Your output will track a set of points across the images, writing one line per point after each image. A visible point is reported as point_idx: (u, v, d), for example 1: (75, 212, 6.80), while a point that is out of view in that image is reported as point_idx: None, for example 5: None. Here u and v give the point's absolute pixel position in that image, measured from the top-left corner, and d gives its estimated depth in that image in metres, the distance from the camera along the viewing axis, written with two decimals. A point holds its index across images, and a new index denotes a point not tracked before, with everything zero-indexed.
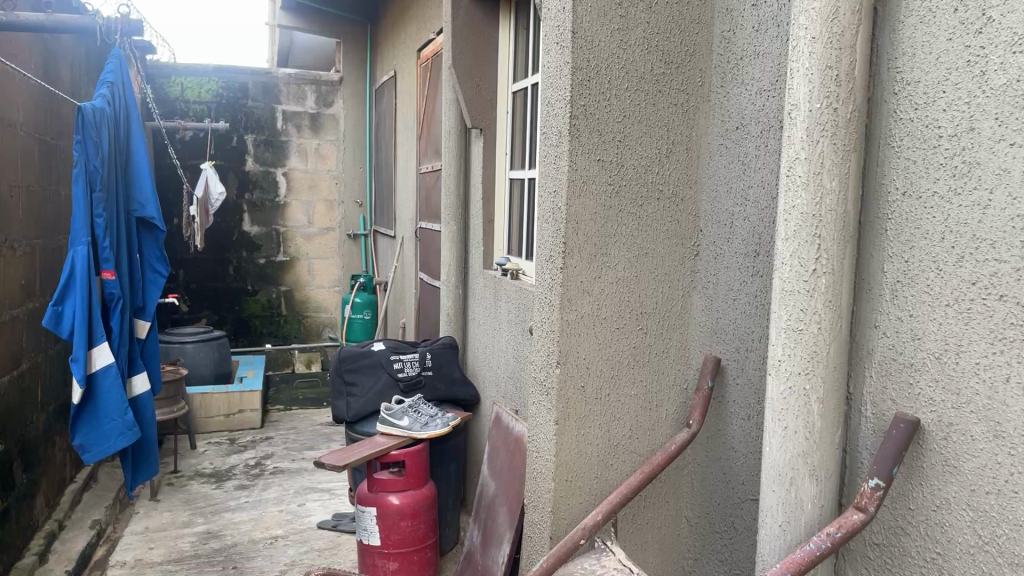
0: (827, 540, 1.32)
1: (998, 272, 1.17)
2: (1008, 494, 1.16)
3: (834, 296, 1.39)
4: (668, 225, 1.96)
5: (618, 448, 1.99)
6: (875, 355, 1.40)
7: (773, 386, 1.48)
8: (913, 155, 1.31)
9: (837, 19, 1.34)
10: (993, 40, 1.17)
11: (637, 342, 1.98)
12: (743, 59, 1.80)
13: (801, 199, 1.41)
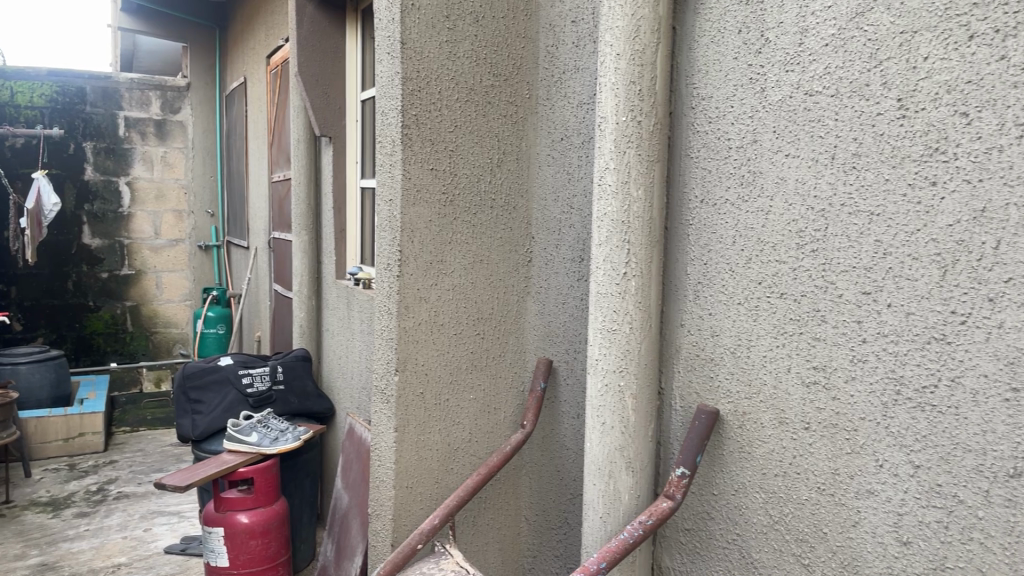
0: (641, 528, 1.40)
1: (779, 271, 1.28)
2: (792, 475, 1.26)
3: (643, 297, 1.49)
4: (502, 233, 2.02)
5: (458, 452, 2.02)
6: (682, 351, 1.51)
7: (592, 384, 1.57)
8: (709, 166, 1.43)
9: (638, 37, 1.44)
10: (771, 59, 1.28)
11: (474, 346, 2.02)
12: (565, 73, 1.89)
13: (611, 206, 1.50)
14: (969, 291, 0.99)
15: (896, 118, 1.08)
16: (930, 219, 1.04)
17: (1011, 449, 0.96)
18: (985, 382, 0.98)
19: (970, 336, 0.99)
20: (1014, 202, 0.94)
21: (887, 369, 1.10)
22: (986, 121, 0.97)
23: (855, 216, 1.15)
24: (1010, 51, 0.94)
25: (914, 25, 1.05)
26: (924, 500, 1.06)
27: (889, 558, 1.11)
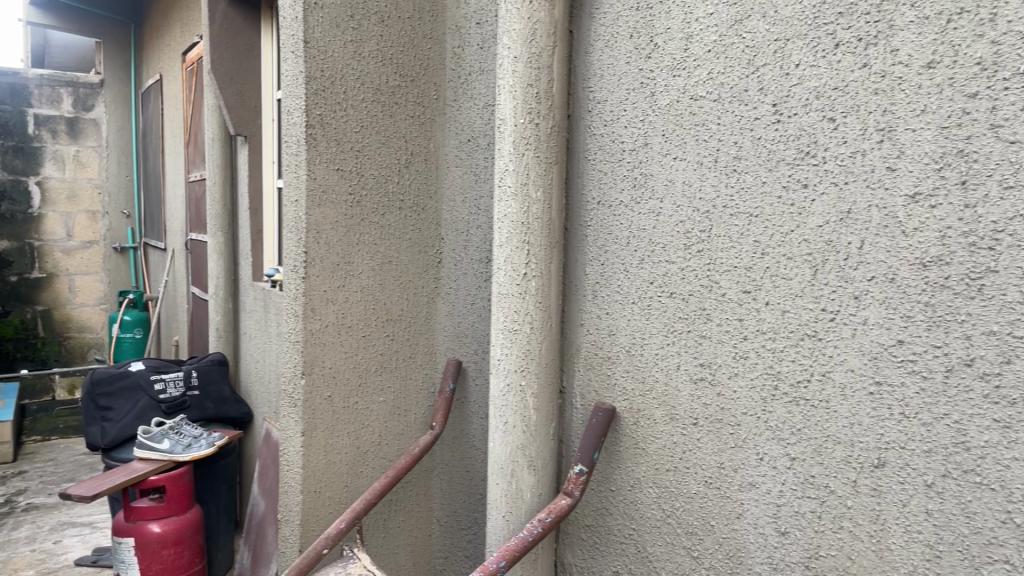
0: (540, 526, 1.42)
1: (668, 272, 1.33)
2: (682, 470, 1.31)
3: (543, 297, 1.51)
4: (410, 234, 1.99)
5: (367, 455, 1.98)
6: (583, 349, 1.54)
7: (495, 384, 1.57)
8: (604, 168, 1.47)
9: (534, 40, 1.45)
10: (660, 64, 1.32)
11: (384, 349, 1.98)
12: (470, 75, 1.91)
13: (511, 208, 1.51)
14: (837, 289, 1.04)
15: (771, 122, 1.13)
16: (802, 220, 1.09)
17: (875, 440, 1.00)
18: (851, 376, 1.03)
19: (838, 333, 1.04)
20: (875, 204, 0.99)
21: (766, 365, 1.15)
22: (851, 127, 1.01)
23: (736, 217, 1.19)
24: (871, 58, 0.99)
25: (787, 33, 1.09)
26: (799, 491, 1.11)
27: (769, 548, 1.16)
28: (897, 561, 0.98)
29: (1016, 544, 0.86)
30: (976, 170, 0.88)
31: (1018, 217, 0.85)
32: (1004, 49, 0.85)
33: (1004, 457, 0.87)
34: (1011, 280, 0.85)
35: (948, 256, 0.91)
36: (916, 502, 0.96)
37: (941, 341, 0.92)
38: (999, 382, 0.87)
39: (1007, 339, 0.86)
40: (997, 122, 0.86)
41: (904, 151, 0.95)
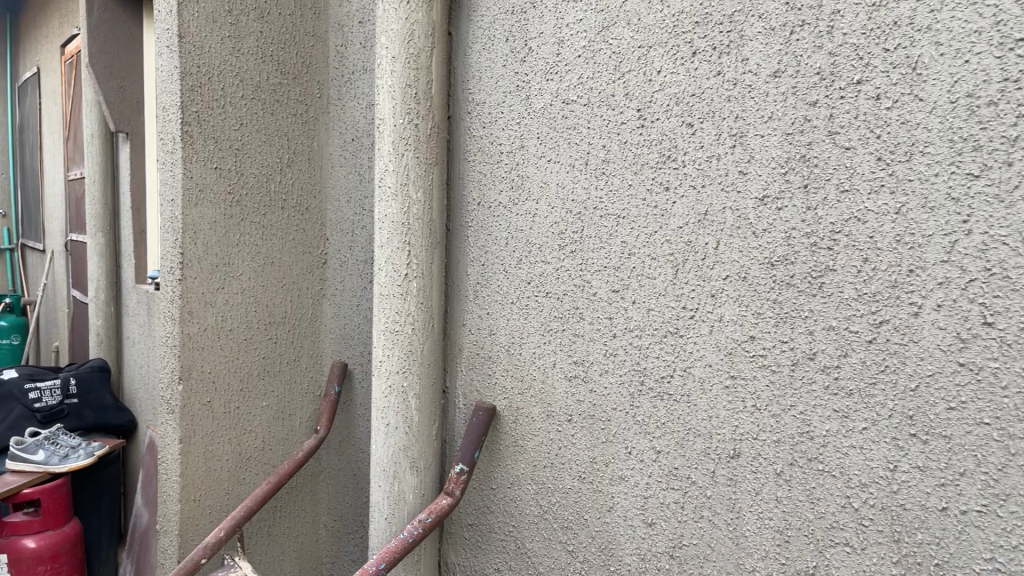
0: (420, 526, 1.41)
1: (544, 272, 1.36)
2: (558, 465, 1.35)
3: (425, 298, 1.50)
4: (294, 234, 1.95)
5: (250, 461, 1.93)
6: (464, 350, 1.56)
7: (376, 386, 1.55)
8: (483, 170, 1.49)
9: (412, 41, 1.45)
10: (534, 67, 1.35)
11: (266, 352, 1.93)
12: (353, 74, 1.90)
13: (391, 209, 1.49)
14: (696, 288, 1.10)
15: (636, 127, 1.18)
16: (664, 221, 1.14)
17: (731, 432, 1.06)
18: (709, 370, 1.09)
19: (698, 329, 1.10)
20: (729, 207, 1.05)
21: (634, 362, 1.21)
22: (707, 132, 1.07)
23: (605, 219, 1.24)
24: (724, 66, 1.04)
25: (650, 40, 1.14)
26: (665, 483, 1.16)
27: (638, 539, 1.21)
28: (750, 547, 1.04)
29: (854, 526, 0.92)
30: (816, 174, 0.94)
31: (853, 219, 0.90)
32: (839, 60, 0.91)
33: (842, 445, 0.92)
34: (847, 278, 0.91)
35: (793, 256, 0.97)
36: (767, 490, 1.02)
37: (788, 336, 0.98)
38: (837, 374, 0.93)
39: (844, 333, 0.92)
40: (834, 129, 0.92)
41: (755, 156, 1.01)
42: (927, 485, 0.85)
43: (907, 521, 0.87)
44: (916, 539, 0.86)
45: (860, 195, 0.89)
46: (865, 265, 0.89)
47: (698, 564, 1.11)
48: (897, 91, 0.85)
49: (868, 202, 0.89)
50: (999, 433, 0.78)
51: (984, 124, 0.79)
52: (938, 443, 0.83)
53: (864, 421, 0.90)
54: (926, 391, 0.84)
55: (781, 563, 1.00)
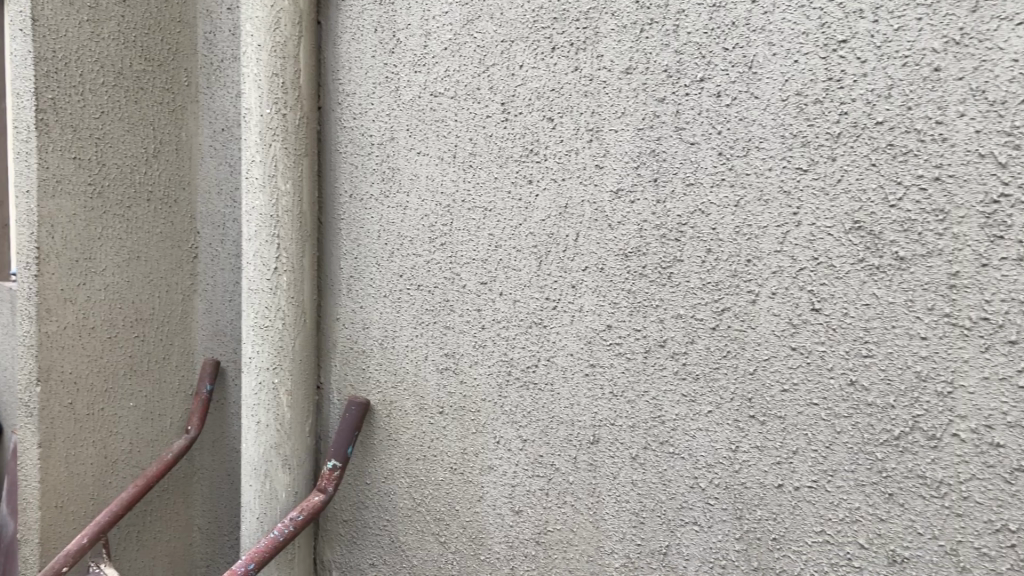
0: (292, 524, 1.38)
1: (415, 265, 1.36)
2: (430, 458, 1.36)
3: (295, 292, 1.47)
4: (161, 228, 1.87)
5: (117, 464, 1.84)
6: (338, 344, 1.53)
7: (245, 383, 1.51)
8: (355, 161, 1.47)
9: (279, 28, 1.42)
10: (402, 59, 1.35)
11: (133, 351, 1.84)
12: (222, 62, 1.85)
13: (259, 200, 1.45)
14: (558, 279, 1.12)
15: (500, 120, 1.19)
16: (527, 214, 1.16)
17: (591, 419, 1.09)
18: (571, 359, 1.11)
19: (560, 320, 1.12)
20: (587, 200, 1.08)
21: (501, 352, 1.22)
22: (566, 126, 1.09)
23: (473, 212, 1.25)
24: (581, 62, 1.06)
25: (512, 35, 1.16)
26: (530, 470, 1.18)
27: (505, 528, 1.23)
28: (609, 530, 1.08)
29: (701, 506, 0.97)
30: (665, 168, 0.98)
31: (698, 211, 0.95)
32: (685, 58, 0.95)
33: (690, 427, 0.97)
34: (693, 268, 0.96)
35: (645, 247, 1.01)
36: (624, 473, 1.05)
37: (641, 324, 1.02)
38: (685, 360, 0.97)
39: (691, 321, 0.96)
40: (680, 125, 0.96)
41: (610, 150, 1.04)
42: (764, 463, 0.90)
43: (747, 498, 0.92)
44: (756, 515, 0.91)
45: (704, 188, 0.94)
46: (709, 255, 0.94)
47: (562, 549, 1.14)
48: (736, 89, 0.90)
49: (710, 195, 0.93)
50: (827, 413, 0.84)
51: (811, 121, 0.84)
52: (774, 424, 0.89)
53: (709, 404, 0.95)
54: (763, 374, 0.90)
55: (637, 544, 1.04)
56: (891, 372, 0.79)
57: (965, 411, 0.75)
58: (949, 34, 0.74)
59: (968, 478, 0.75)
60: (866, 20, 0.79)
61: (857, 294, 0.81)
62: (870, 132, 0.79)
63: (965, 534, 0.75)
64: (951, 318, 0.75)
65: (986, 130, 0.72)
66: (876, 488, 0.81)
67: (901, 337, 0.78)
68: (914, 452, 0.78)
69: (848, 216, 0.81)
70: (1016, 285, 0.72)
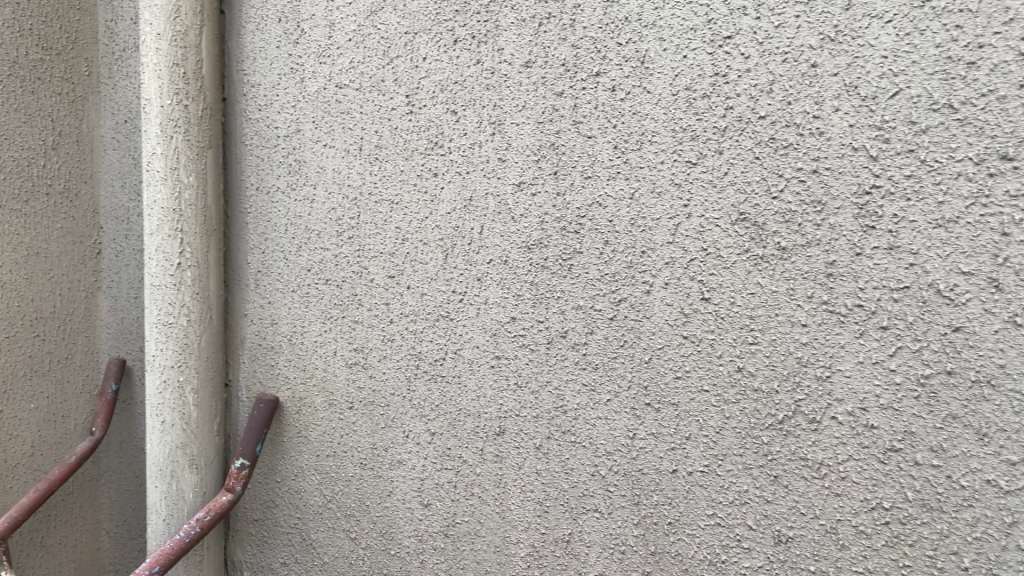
0: (199, 525, 1.35)
1: (323, 259, 1.34)
2: (340, 454, 1.34)
3: (200, 287, 1.44)
4: (62, 222, 1.69)
5: (17, 468, 1.64)
6: (246, 341, 1.49)
7: (149, 382, 1.46)
8: (261, 154, 1.43)
9: (179, 17, 1.38)
10: (307, 50, 1.33)
11: (33, 350, 1.65)
12: (127, 51, 1.69)
13: (160, 194, 1.41)
14: (464, 272, 1.12)
15: (405, 113, 1.18)
16: (433, 207, 1.16)
17: (497, 410, 1.10)
18: (477, 352, 1.12)
19: (466, 313, 1.12)
20: (491, 192, 1.08)
21: (409, 346, 1.21)
22: (469, 119, 1.09)
23: (380, 205, 1.23)
24: (483, 55, 1.07)
25: (415, 27, 1.15)
26: (439, 463, 1.18)
27: (415, 522, 1.23)
28: (514, 520, 1.09)
29: (602, 493, 0.98)
30: (564, 161, 0.99)
31: (595, 204, 0.96)
32: (581, 52, 0.96)
33: (591, 416, 0.99)
34: (591, 260, 0.97)
35: (546, 240, 1.01)
36: (528, 464, 1.06)
37: (543, 316, 1.03)
38: (585, 350, 0.99)
39: (590, 312, 0.98)
40: (578, 118, 0.97)
41: (512, 143, 1.05)
42: (660, 450, 0.92)
43: (644, 484, 0.94)
44: (653, 500, 0.93)
45: (601, 181, 0.95)
46: (606, 246, 0.95)
47: (470, 541, 1.15)
48: (629, 83, 0.92)
49: (607, 188, 0.95)
50: (717, 399, 0.87)
51: (700, 115, 0.86)
52: (668, 411, 0.91)
53: (608, 393, 0.97)
54: (657, 363, 0.92)
55: (541, 533, 1.06)
56: (775, 358, 0.82)
57: (842, 395, 0.78)
58: (825, 31, 0.77)
59: (845, 459, 0.79)
60: (749, 17, 0.81)
61: (743, 283, 0.84)
62: (753, 126, 0.82)
63: (841, 513, 0.79)
64: (829, 305, 0.79)
65: (859, 124, 0.76)
66: (762, 471, 0.84)
67: (783, 324, 0.82)
68: (797, 435, 0.82)
69: (734, 208, 0.84)
70: (886, 273, 0.75)
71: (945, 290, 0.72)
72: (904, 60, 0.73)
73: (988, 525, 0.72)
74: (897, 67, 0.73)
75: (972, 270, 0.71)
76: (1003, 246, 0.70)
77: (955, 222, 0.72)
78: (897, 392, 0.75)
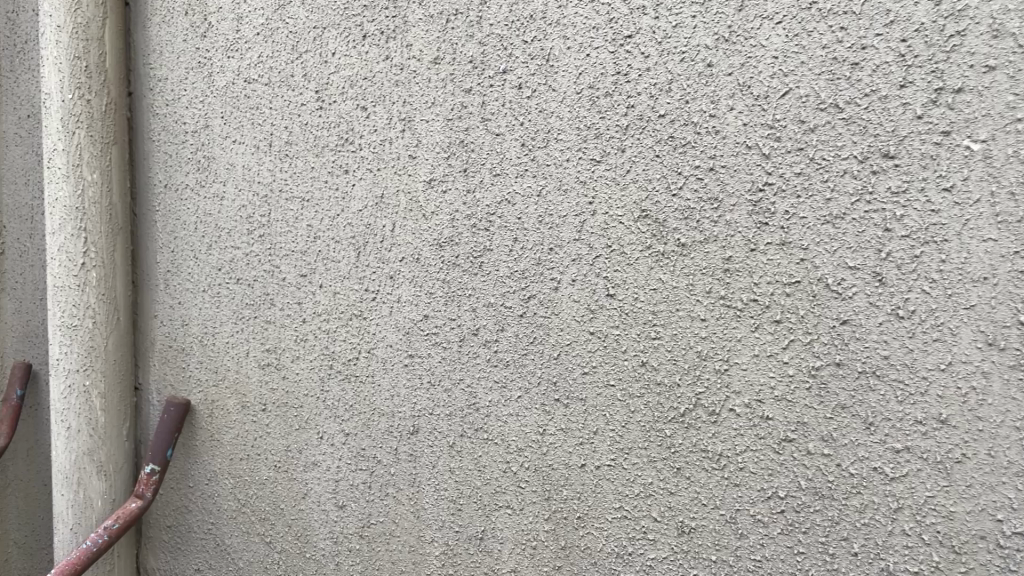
0: (106, 533, 1.30)
1: (234, 258, 1.30)
2: (254, 457, 1.31)
3: (106, 288, 1.39)
4: None
5: None
6: (156, 343, 1.45)
7: (53, 387, 1.40)
8: (169, 150, 1.39)
9: (80, 9, 1.34)
10: (214, 44, 1.29)
11: None
12: (29, 43, 1.62)
13: (62, 191, 1.35)
14: (376, 270, 1.11)
15: (315, 109, 1.16)
16: (344, 205, 1.14)
17: (410, 409, 1.09)
18: (390, 351, 1.11)
19: (379, 311, 1.11)
20: (402, 190, 1.07)
21: (322, 346, 1.19)
22: (379, 116, 1.08)
23: (290, 202, 1.21)
24: (391, 51, 1.06)
25: (323, 22, 1.13)
26: (353, 464, 1.17)
27: (330, 524, 1.21)
28: (429, 519, 1.08)
29: (514, 489, 0.99)
30: (473, 158, 0.98)
31: (504, 201, 0.96)
32: (488, 49, 0.96)
33: (502, 413, 0.99)
34: (501, 258, 0.97)
35: (457, 237, 1.01)
36: (442, 462, 1.06)
37: (455, 314, 1.02)
38: (496, 347, 0.99)
39: (500, 309, 0.98)
40: (486, 116, 0.97)
41: (421, 140, 1.04)
42: (569, 445, 0.93)
43: (555, 479, 0.95)
44: (563, 495, 0.94)
45: (509, 178, 0.95)
46: (516, 244, 0.96)
47: (385, 542, 1.14)
48: (535, 81, 0.92)
49: (515, 185, 0.95)
50: (622, 393, 0.89)
51: (603, 114, 0.87)
52: (577, 406, 0.92)
53: (518, 390, 0.97)
54: (566, 359, 0.93)
55: (455, 531, 1.05)
56: (677, 353, 0.84)
57: (739, 387, 0.81)
58: (720, 32, 0.79)
59: (743, 450, 0.81)
60: (648, 16, 0.83)
61: (646, 279, 0.86)
62: (654, 124, 0.83)
63: (740, 503, 0.82)
64: (726, 299, 0.81)
65: (752, 123, 0.78)
66: (666, 464, 0.86)
67: (684, 319, 0.84)
68: (698, 428, 0.83)
69: (636, 205, 0.86)
70: (779, 268, 0.77)
71: (833, 284, 0.75)
72: (793, 61, 0.75)
73: (876, 512, 0.74)
74: (787, 67, 0.75)
75: (858, 264, 0.73)
76: (886, 241, 0.72)
77: (841, 218, 0.74)
78: (790, 383, 0.78)
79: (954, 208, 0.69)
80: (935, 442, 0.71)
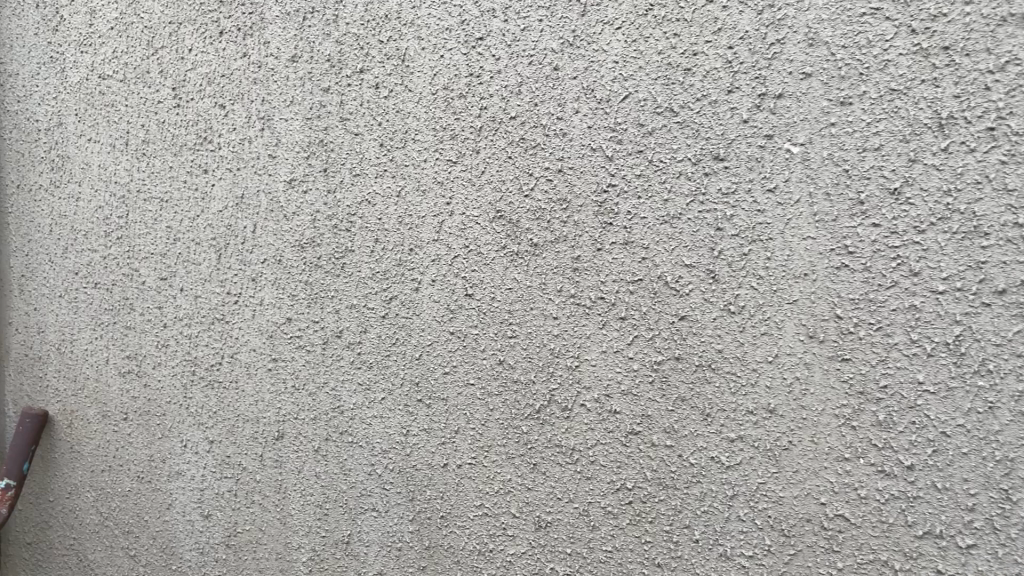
0: None
1: (91, 262, 1.25)
2: (116, 468, 1.26)
3: None
4: None
5: None
6: (12, 353, 1.36)
7: None
8: (20, 148, 1.29)
9: None
10: (67, 38, 1.23)
11: None
12: None
13: None
14: (237, 272, 1.08)
15: (172, 106, 1.12)
16: (205, 205, 1.11)
17: (275, 414, 1.07)
18: (253, 355, 1.08)
19: (242, 314, 1.09)
20: (262, 190, 1.05)
21: (183, 352, 1.16)
22: (238, 114, 1.06)
23: (149, 203, 1.17)
24: (249, 48, 1.04)
25: (179, 17, 1.10)
26: (218, 472, 1.14)
27: (195, 534, 1.17)
28: (296, 525, 1.06)
29: (379, 491, 0.98)
30: (333, 159, 0.98)
31: (365, 202, 0.95)
32: (345, 49, 0.95)
33: (366, 415, 0.98)
34: (362, 259, 0.96)
35: (319, 238, 1.00)
36: (307, 467, 1.04)
37: (318, 316, 1.01)
38: (359, 349, 0.98)
39: (363, 310, 0.97)
40: (345, 116, 0.96)
41: (281, 140, 1.02)
42: (431, 444, 0.93)
43: (418, 480, 0.95)
44: (426, 495, 0.94)
45: (369, 178, 0.95)
46: (376, 245, 0.95)
47: (251, 550, 1.11)
48: (391, 81, 0.92)
49: (375, 186, 0.94)
50: (482, 392, 0.89)
51: (458, 115, 0.88)
52: (439, 406, 0.92)
53: (382, 391, 0.97)
54: (428, 359, 0.93)
55: (322, 536, 1.04)
56: (532, 351, 0.86)
57: (589, 382, 0.83)
58: (564, 35, 0.81)
59: (593, 444, 0.83)
60: (498, 19, 0.84)
61: (501, 279, 0.87)
62: (506, 126, 0.85)
63: (592, 496, 0.84)
64: (575, 297, 0.83)
65: (596, 126, 0.80)
66: (523, 460, 0.87)
67: (537, 318, 0.85)
68: (552, 424, 0.85)
69: (491, 206, 0.87)
70: (623, 267, 0.80)
71: (672, 282, 0.78)
72: (632, 66, 0.78)
73: (715, 499, 0.78)
74: (626, 71, 0.78)
75: (693, 262, 0.77)
76: (718, 240, 0.76)
77: (679, 218, 0.77)
78: (635, 377, 0.81)
79: (778, 208, 0.74)
80: (765, 431, 0.76)
